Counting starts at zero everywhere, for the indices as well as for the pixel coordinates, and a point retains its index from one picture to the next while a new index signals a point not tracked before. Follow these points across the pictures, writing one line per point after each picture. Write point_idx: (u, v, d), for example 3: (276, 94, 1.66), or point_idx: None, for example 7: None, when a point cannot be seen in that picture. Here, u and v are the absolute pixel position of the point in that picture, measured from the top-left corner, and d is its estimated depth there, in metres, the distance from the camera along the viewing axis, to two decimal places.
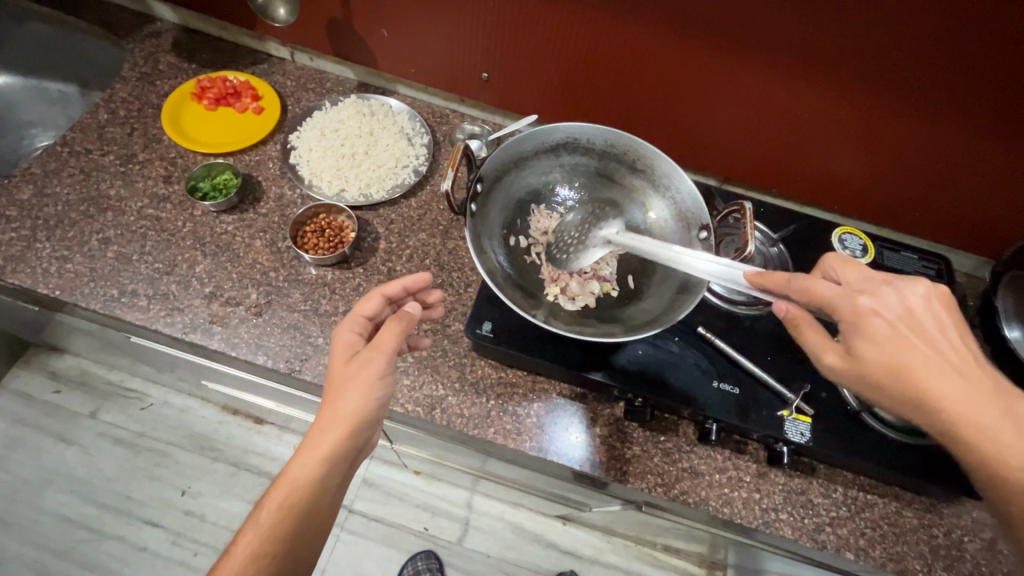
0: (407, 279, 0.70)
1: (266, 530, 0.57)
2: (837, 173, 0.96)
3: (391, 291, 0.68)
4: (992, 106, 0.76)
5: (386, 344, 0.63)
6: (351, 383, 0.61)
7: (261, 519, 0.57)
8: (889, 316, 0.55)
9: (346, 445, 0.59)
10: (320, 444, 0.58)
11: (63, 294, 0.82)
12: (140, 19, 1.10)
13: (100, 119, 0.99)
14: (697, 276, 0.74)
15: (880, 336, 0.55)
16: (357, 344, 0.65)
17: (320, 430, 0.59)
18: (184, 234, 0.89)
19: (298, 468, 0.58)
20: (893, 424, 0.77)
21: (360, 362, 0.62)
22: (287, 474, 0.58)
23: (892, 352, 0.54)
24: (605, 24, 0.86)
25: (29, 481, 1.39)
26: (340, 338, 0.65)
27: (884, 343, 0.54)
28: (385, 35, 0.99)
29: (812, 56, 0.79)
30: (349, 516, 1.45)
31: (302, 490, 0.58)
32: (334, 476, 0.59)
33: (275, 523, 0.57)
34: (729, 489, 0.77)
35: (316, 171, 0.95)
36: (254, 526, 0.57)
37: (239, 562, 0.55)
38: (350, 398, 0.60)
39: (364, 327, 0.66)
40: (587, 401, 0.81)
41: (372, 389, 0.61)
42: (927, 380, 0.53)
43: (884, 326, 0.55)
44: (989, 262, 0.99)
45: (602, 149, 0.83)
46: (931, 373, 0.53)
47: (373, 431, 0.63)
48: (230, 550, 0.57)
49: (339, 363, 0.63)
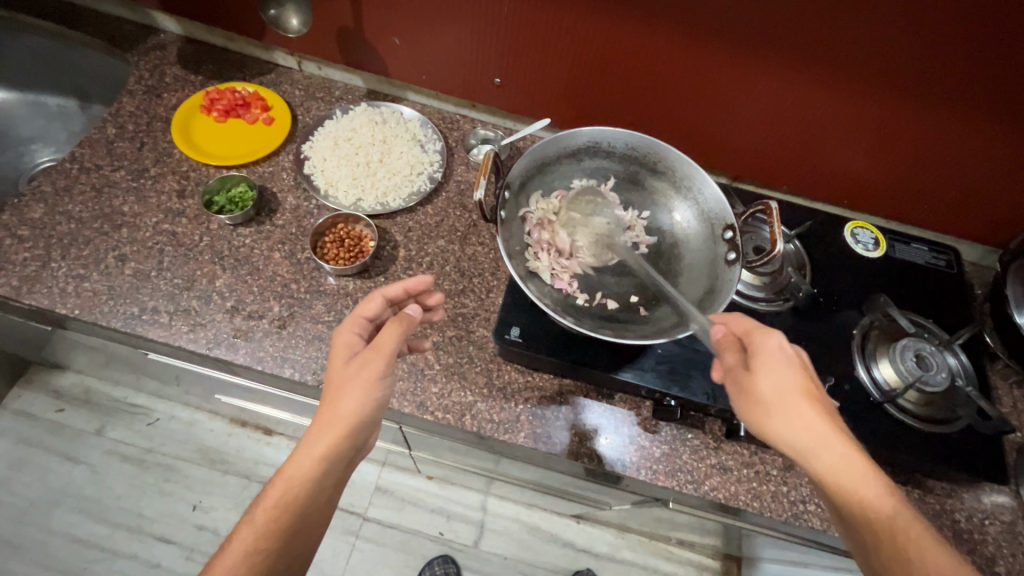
0: (409, 282, 0.70)
1: (261, 527, 0.57)
2: (846, 169, 0.98)
3: (393, 293, 0.68)
4: (996, 101, 0.79)
5: (384, 346, 0.62)
6: (350, 384, 0.60)
7: (255, 515, 0.57)
8: (783, 352, 0.61)
9: (342, 445, 0.59)
10: (317, 443, 0.59)
11: (82, 313, 0.81)
12: (141, 31, 1.08)
13: (109, 134, 0.97)
14: (724, 276, 0.75)
15: (775, 370, 0.60)
16: (358, 346, 0.64)
17: (317, 431, 0.59)
18: (202, 248, 0.88)
19: (296, 466, 0.58)
20: (916, 414, 0.79)
21: (358, 363, 0.61)
22: (284, 472, 0.58)
23: (772, 384, 0.59)
24: (619, 28, 0.86)
25: (37, 502, 1.36)
26: (340, 338, 0.65)
27: (765, 367, 0.60)
28: (397, 43, 0.99)
29: (824, 56, 0.81)
30: (364, 523, 1.44)
31: (296, 488, 0.58)
32: (331, 476, 0.59)
33: (271, 520, 0.57)
34: (757, 484, 0.78)
35: (332, 180, 0.95)
36: (248, 523, 0.57)
37: (233, 560, 0.55)
38: (346, 399, 0.60)
39: (364, 328, 0.66)
40: (614, 401, 0.82)
41: (372, 390, 0.61)
42: (783, 409, 0.58)
43: (772, 358, 0.60)
44: (995, 251, 1.01)
45: (622, 153, 0.85)
46: (789, 403, 0.58)
47: (370, 431, 0.63)
48: (224, 549, 0.57)
49: (337, 365, 0.63)
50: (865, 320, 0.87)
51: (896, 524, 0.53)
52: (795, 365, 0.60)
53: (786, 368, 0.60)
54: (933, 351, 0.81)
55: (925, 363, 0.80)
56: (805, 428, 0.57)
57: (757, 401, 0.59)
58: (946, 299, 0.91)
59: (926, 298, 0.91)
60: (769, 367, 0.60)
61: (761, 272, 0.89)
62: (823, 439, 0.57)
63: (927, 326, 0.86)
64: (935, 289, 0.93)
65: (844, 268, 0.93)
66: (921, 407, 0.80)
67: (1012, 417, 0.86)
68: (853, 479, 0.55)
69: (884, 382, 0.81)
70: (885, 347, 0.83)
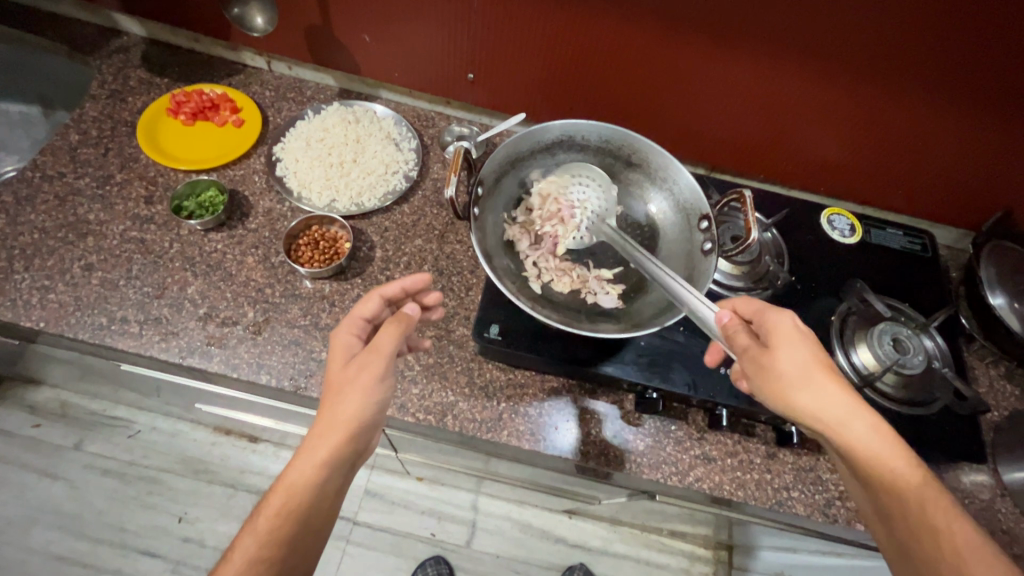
0: (407, 280, 0.68)
1: (263, 536, 0.55)
2: (821, 156, 0.98)
3: (390, 293, 0.67)
4: (964, 85, 0.79)
5: (383, 348, 0.60)
6: (348, 389, 0.59)
7: (258, 524, 0.55)
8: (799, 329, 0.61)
9: (342, 452, 0.58)
10: (317, 449, 0.57)
11: (47, 326, 0.78)
12: (104, 34, 1.05)
13: (72, 140, 0.95)
14: (701, 266, 0.75)
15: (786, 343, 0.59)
16: (356, 347, 0.63)
17: (317, 436, 0.57)
18: (173, 255, 0.86)
19: (297, 472, 0.57)
20: (892, 396, 0.80)
21: (356, 366, 0.60)
22: (285, 479, 0.56)
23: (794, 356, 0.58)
24: (590, 20, 0.86)
25: (15, 521, 1.33)
26: (338, 341, 0.63)
27: (787, 344, 0.59)
28: (367, 40, 0.97)
29: (797, 46, 0.81)
30: (353, 527, 1.43)
31: (298, 495, 0.56)
32: (333, 481, 0.58)
33: (273, 528, 0.55)
34: (741, 472, 0.78)
35: (304, 182, 0.93)
36: (251, 531, 0.55)
37: (236, 569, 0.53)
38: (345, 404, 0.58)
39: (362, 329, 0.65)
40: (596, 396, 0.82)
41: (370, 394, 0.59)
42: (814, 380, 0.57)
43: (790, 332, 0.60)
44: (968, 234, 1.03)
45: (597, 145, 0.84)
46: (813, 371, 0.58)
47: (371, 435, 0.61)
48: (227, 557, 0.55)
49: (336, 369, 0.62)
50: (844, 305, 0.87)
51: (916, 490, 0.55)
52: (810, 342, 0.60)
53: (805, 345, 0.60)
54: (908, 334, 0.81)
55: (902, 346, 0.80)
56: (828, 402, 0.56)
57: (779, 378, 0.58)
58: (920, 282, 0.93)
59: (903, 284, 0.92)
60: (791, 346, 0.59)
61: (740, 262, 0.88)
62: (854, 416, 0.56)
63: (902, 309, 0.87)
64: (911, 273, 0.94)
65: (820, 255, 0.94)
66: (897, 389, 0.80)
67: (988, 396, 0.87)
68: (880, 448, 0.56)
69: (862, 367, 0.80)
70: (863, 333, 0.82)
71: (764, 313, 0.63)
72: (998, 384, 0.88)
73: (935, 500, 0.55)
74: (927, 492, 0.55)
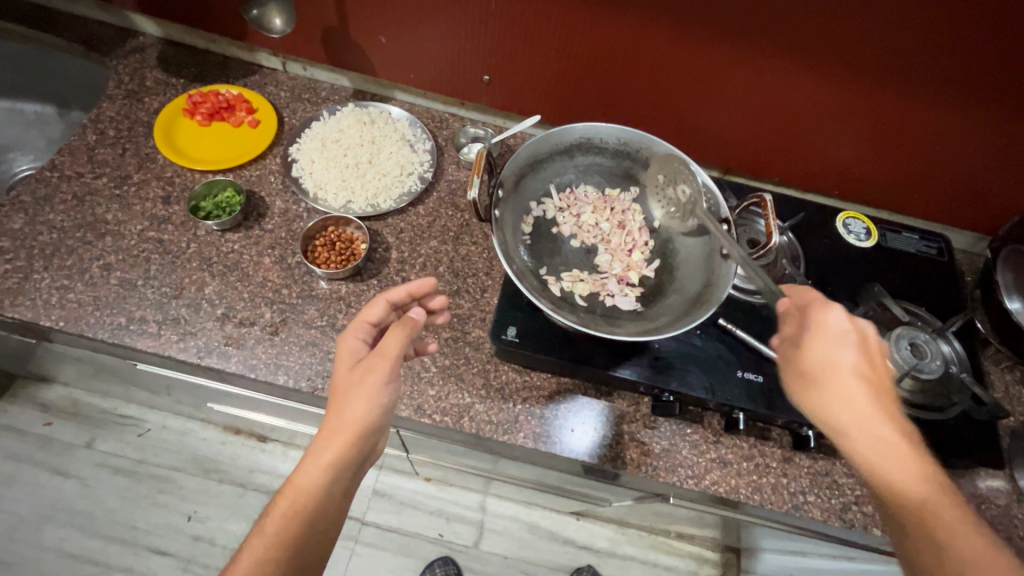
0: (411, 285, 0.68)
1: (270, 538, 0.55)
2: (837, 160, 0.98)
3: (396, 297, 0.67)
4: (979, 90, 0.79)
5: (388, 351, 0.61)
6: (354, 393, 0.59)
7: (266, 526, 0.56)
8: (845, 327, 0.61)
9: (349, 454, 0.58)
10: (323, 453, 0.57)
11: (67, 325, 0.79)
12: (120, 34, 1.06)
13: (89, 140, 0.95)
14: (721, 268, 0.75)
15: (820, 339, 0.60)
16: (362, 351, 0.64)
17: (323, 439, 0.58)
18: (190, 255, 0.86)
19: (304, 475, 0.57)
20: (911, 402, 0.79)
21: (362, 369, 0.60)
22: (293, 482, 0.57)
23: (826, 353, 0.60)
24: (607, 22, 0.86)
25: (26, 518, 1.33)
26: (345, 345, 0.64)
27: (824, 341, 0.60)
28: (383, 41, 0.97)
29: (811, 51, 0.81)
30: (362, 528, 1.43)
31: (304, 497, 0.56)
32: (339, 484, 0.58)
33: (280, 531, 0.55)
34: (757, 476, 0.78)
35: (320, 183, 0.93)
36: (259, 534, 0.56)
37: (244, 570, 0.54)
38: (351, 407, 0.58)
39: (368, 333, 0.65)
40: (612, 399, 0.82)
41: (375, 396, 0.59)
42: (840, 378, 0.58)
43: (837, 329, 0.61)
44: (983, 238, 1.02)
45: (616, 148, 0.86)
46: (838, 369, 0.59)
47: (377, 438, 0.61)
48: (236, 559, 0.55)
49: (342, 373, 0.62)
50: (862, 308, 0.87)
51: (928, 506, 0.54)
52: (853, 343, 0.60)
53: (847, 346, 0.60)
54: (927, 338, 0.81)
55: (919, 350, 0.79)
56: (846, 404, 0.58)
57: (803, 372, 0.61)
58: (936, 287, 0.92)
59: (919, 288, 0.92)
60: (831, 343, 0.60)
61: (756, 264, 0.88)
62: (871, 419, 0.57)
63: (920, 314, 0.86)
64: (927, 277, 0.93)
65: (835, 258, 0.94)
66: (916, 394, 0.80)
67: (1005, 401, 0.87)
68: (896, 457, 0.56)
69: None
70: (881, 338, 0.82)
71: (808, 308, 0.63)
72: (1014, 390, 0.88)
73: (958, 526, 0.53)
74: (942, 507, 0.54)
